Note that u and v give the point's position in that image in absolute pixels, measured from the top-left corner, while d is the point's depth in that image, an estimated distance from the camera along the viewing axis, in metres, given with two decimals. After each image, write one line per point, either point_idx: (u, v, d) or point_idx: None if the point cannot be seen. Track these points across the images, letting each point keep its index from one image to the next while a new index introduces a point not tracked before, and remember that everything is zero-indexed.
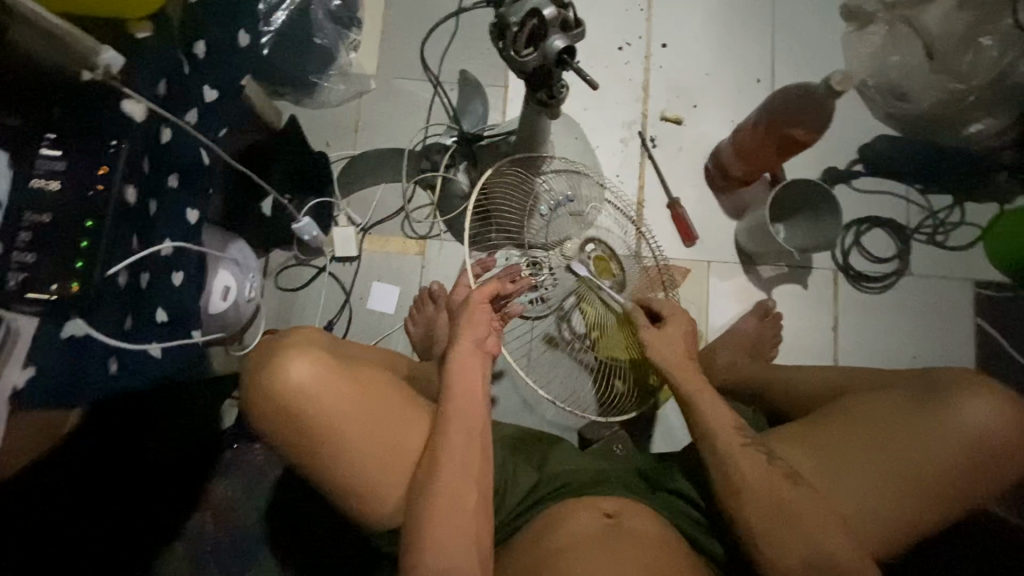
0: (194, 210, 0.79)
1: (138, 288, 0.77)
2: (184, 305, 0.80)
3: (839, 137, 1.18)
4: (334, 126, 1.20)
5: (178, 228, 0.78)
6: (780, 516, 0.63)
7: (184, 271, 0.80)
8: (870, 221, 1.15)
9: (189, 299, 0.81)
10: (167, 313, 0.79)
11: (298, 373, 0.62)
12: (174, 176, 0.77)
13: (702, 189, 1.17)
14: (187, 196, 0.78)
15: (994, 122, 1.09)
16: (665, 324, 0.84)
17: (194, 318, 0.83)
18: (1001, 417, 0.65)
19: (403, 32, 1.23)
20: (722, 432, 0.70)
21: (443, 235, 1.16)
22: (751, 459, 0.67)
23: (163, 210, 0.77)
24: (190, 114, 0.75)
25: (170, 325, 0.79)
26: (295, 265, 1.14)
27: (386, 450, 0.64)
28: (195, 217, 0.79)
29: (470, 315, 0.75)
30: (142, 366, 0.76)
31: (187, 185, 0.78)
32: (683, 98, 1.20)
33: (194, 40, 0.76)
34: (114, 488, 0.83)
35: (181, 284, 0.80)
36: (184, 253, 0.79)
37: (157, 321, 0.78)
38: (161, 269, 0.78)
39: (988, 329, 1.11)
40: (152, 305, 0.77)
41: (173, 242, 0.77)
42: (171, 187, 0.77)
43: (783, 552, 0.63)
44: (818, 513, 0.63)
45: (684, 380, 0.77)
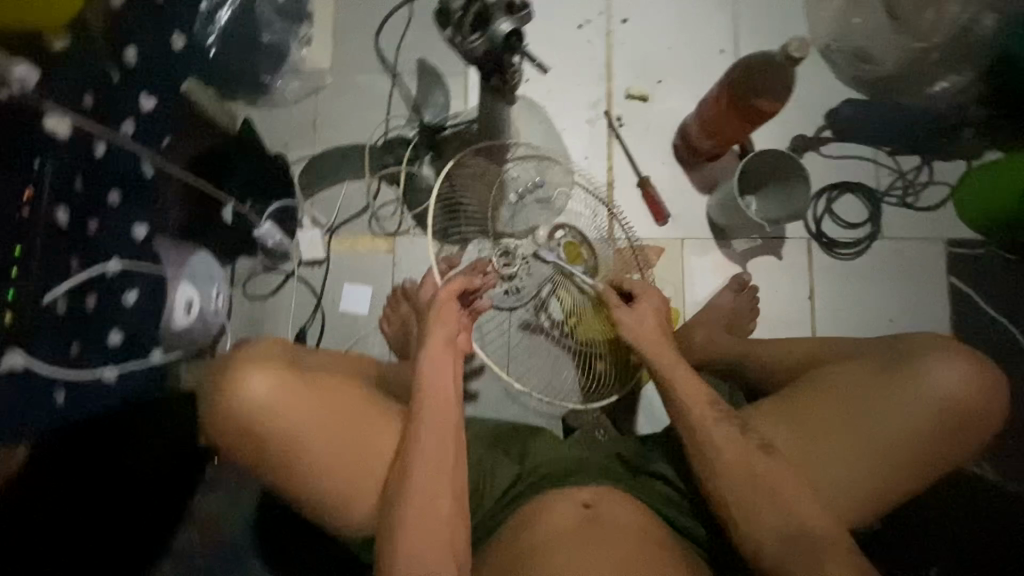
0: (141, 225, 0.82)
1: (85, 312, 0.75)
2: (135, 325, 0.82)
3: (805, 104, 1.17)
4: (294, 127, 1.16)
5: (122, 246, 0.79)
6: (751, 490, 0.65)
7: (137, 288, 0.82)
8: (842, 187, 1.14)
9: (144, 318, 0.83)
10: (120, 334, 0.80)
11: (256, 389, 0.61)
12: (114, 193, 0.77)
13: (672, 166, 1.16)
14: (133, 212, 0.80)
15: (958, 79, 1.10)
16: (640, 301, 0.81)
17: (146, 339, 0.84)
18: (965, 375, 0.65)
19: (357, 24, 1.19)
20: (691, 405, 0.70)
21: (412, 230, 1.13)
22: (720, 434, 0.68)
23: (107, 229, 0.78)
24: (126, 126, 0.77)
25: (123, 347, 0.81)
26: (262, 271, 1.11)
27: (357, 458, 0.63)
28: (142, 232, 0.82)
29: (438, 311, 0.73)
30: (93, 390, 0.77)
31: (132, 202, 0.80)
32: (647, 74, 1.18)
33: (122, 46, 0.77)
34: (90, 520, 0.79)
35: (133, 302, 0.81)
36: (131, 273, 0.81)
37: (110, 344, 0.79)
38: (108, 293, 0.78)
39: (961, 287, 1.11)
40: (99, 329, 0.77)
41: (119, 261, 0.78)
42: (112, 204, 0.77)
43: (758, 523, 0.64)
44: (789, 484, 0.64)
45: (657, 356, 0.75)
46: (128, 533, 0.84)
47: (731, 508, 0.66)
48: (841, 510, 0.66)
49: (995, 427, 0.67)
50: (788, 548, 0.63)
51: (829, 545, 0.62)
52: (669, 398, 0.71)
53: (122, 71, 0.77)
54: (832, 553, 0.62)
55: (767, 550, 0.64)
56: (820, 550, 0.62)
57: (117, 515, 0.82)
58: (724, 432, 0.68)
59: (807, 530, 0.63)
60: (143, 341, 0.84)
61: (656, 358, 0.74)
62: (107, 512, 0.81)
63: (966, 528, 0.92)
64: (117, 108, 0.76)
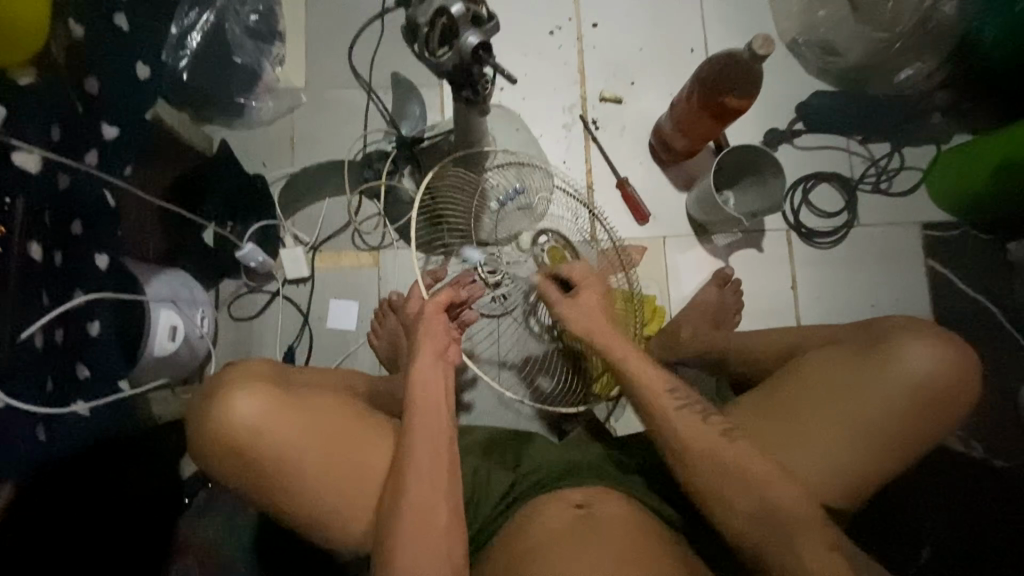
0: (103, 255, 0.79)
1: (57, 345, 0.73)
2: (108, 356, 0.80)
3: (777, 98, 1.19)
4: (271, 146, 1.16)
5: (87, 277, 0.76)
6: (732, 475, 0.65)
7: (100, 319, 0.79)
8: (816, 177, 1.16)
9: (111, 348, 0.80)
10: (89, 368, 0.78)
11: (245, 410, 0.61)
12: (48, 212, 0.71)
13: (650, 166, 1.17)
14: (97, 240, 0.78)
15: (922, 67, 1.12)
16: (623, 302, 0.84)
17: (121, 370, 0.82)
18: (939, 358, 0.66)
19: (329, 41, 1.19)
20: (668, 392, 0.72)
21: (396, 243, 1.13)
22: (692, 421, 0.69)
23: (73, 260, 0.75)
24: (90, 156, 0.75)
25: (92, 380, 0.78)
26: (247, 293, 1.10)
27: (349, 474, 0.63)
28: (105, 262, 0.79)
29: (427, 325, 0.73)
30: (72, 431, 0.74)
31: (94, 228, 0.77)
32: (620, 76, 1.20)
33: (84, 77, 0.74)
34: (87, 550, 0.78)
35: (99, 334, 0.78)
36: (96, 304, 0.79)
37: (79, 377, 0.77)
38: (77, 323, 0.76)
39: (939, 269, 1.13)
40: (73, 362, 0.76)
41: (86, 294, 0.76)
42: (76, 234, 0.75)
43: (731, 511, 0.65)
44: (770, 469, 0.65)
45: (608, 351, 0.76)
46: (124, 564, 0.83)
47: (705, 494, 0.66)
48: (821, 493, 0.67)
49: (970, 408, 0.68)
50: (763, 530, 0.63)
51: (804, 528, 0.62)
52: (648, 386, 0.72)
53: (85, 100, 0.74)
54: (805, 535, 0.62)
55: (744, 533, 0.64)
56: (793, 528, 0.62)
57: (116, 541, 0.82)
58: (689, 421, 0.69)
59: (777, 513, 0.63)
60: (116, 372, 0.81)
61: (621, 358, 0.75)
62: (111, 534, 0.82)
63: (955, 508, 0.94)
64: (80, 141, 0.73)
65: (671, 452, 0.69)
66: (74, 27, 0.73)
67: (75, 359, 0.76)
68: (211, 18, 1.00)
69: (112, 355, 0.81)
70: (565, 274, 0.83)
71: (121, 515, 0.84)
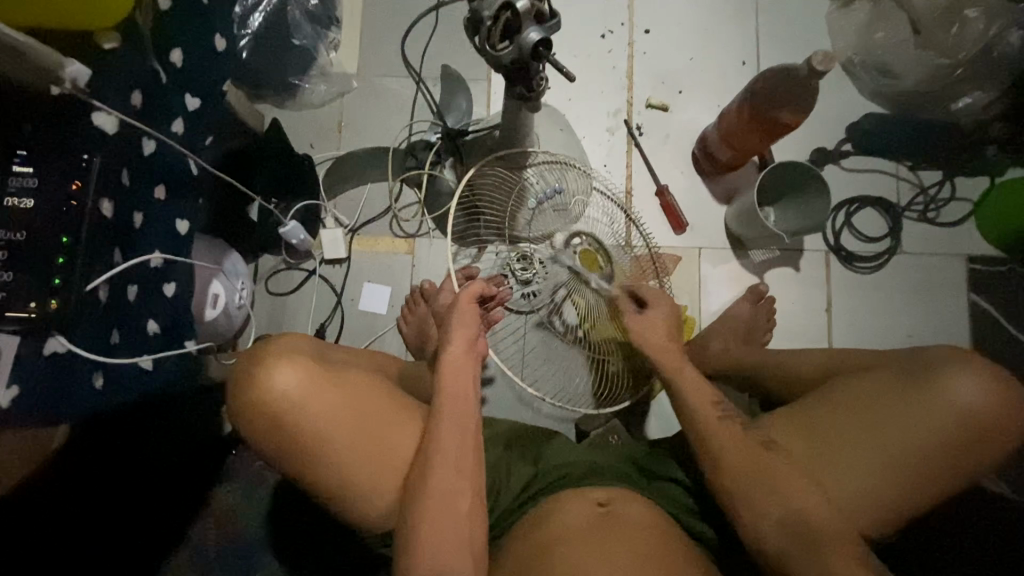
0: (181, 219, 0.87)
1: (126, 301, 0.77)
2: (174, 315, 0.87)
3: (826, 118, 1.17)
4: (318, 127, 1.19)
5: (165, 239, 0.83)
6: (756, 475, 0.66)
7: (174, 281, 0.86)
8: (860, 201, 1.14)
9: (179, 309, 0.87)
10: (156, 324, 0.83)
11: (285, 381, 0.63)
12: (125, 173, 0.74)
13: (691, 177, 1.16)
14: (174, 206, 0.85)
15: (982, 96, 1.09)
16: (647, 309, 0.84)
17: (185, 328, 0.89)
18: (989, 392, 0.65)
19: (383, 30, 1.21)
20: (714, 403, 0.74)
21: (432, 233, 1.15)
22: (721, 432, 0.70)
23: (148, 223, 0.80)
24: (175, 125, 0.82)
25: (162, 334, 0.85)
26: (284, 270, 1.14)
27: (380, 451, 0.65)
28: (182, 226, 0.87)
29: (460, 316, 0.75)
30: (133, 378, 0.79)
31: (172, 195, 0.85)
32: (668, 84, 1.19)
33: (168, 49, 0.77)
34: (112, 497, 0.82)
35: (173, 294, 0.86)
36: (173, 266, 0.85)
37: (148, 333, 0.82)
38: (151, 282, 0.82)
39: (982, 304, 1.10)
40: (143, 318, 0.81)
41: (161, 254, 0.81)
42: (156, 199, 0.81)
43: (755, 518, 0.65)
44: (800, 487, 0.65)
45: (663, 363, 0.79)
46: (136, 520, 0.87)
47: (728, 496, 0.67)
48: (858, 519, 0.66)
49: (1018, 444, 0.67)
50: (788, 544, 0.63)
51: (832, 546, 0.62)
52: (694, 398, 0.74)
53: (168, 70, 0.78)
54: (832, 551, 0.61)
55: (769, 544, 0.64)
56: (821, 544, 0.62)
57: (149, 494, 0.89)
58: (725, 430, 0.70)
59: (807, 530, 0.63)
60: (178, 331, 0.88)
61: (660, 362, 0.79)
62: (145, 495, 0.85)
63: (986, 551, 0.91)
64: (157, 109, 0.78)
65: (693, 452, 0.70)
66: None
67: (145, 316, 0.81)
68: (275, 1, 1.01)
69: (182, 315, 0.89)
70: (643, 294, 0.87)
71: (151, 468, 0.88)
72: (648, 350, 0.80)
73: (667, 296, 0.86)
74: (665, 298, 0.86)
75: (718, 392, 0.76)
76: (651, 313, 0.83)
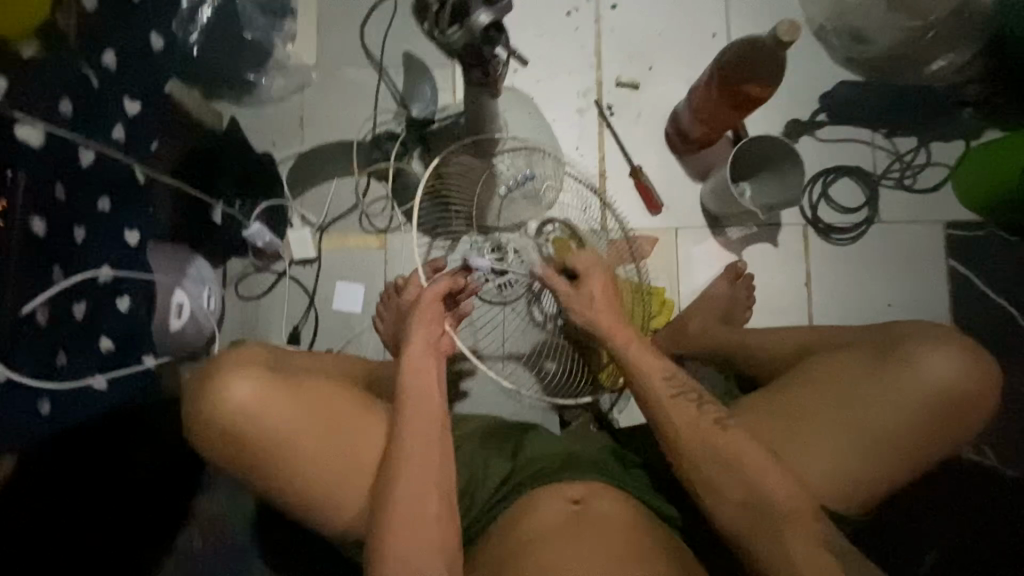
0: (132, 229, 0.86)
1: (77, 321, 0.76)
2: (129, 328, 0.85)
3: (800, 87, 1.15)
4: (279, 124, 1.14)
5: (120, 252, 0.83)
6: (727, 461, 0.65)
7: (129, 295, 0.85)
8: (837, 170, 1.12)
9: (134, 324, 0.86)
10: (111, 341, 0.82)
11: (236, 394, 0.62)
12: (60, 185, 0.71)
13: (664, 155, 1.14)
14: (125, 216, 0.84)
15: (957, 57, 1.08)
16: (580, 284, 0.80)
17: (140, 343, 0.88)
18: (960, 368, 0.65)
19: (341, 18, 1.17)
20: (666, 378, 0.72)
21: (403, 227, 1.12)
22: (682, 411, 0.69)
23: (94, 237, 0.78)
24: (116, 132, 0.80)
25: (117, 351, 0.83)
26: (254, 272, 1.10)
27: (343, 460, 0.63)
28: (134, 237, 0.86)
29: (420, 315, 0.73)
30: (87, 401, 0.78)
31: (124, 205, 0.84)
32: (638, 60, 1.16)
33: (100, 49, 0.76)
34: (90, 516, 0.80)
35: (127, 309, 0.85)
36: (123, 280, 0.84)
37: (103, 350, 0.81)
38: (104, 296, 0.81)
39: (961, 270, 1.09)
40: (96, 336, 0.79)
41: (112, 269, 0.81)
42: (102, 210, 0.80)
43: (721, 499, 0.65)
44: (771, 466, 0.64)
45: (611, 337, 0.76)
46: (126, 537, 0.85)
47: (695, 481, 0.66)
48: (835, 500, 0.65)
49: (986, 419, 0.67)
50: (761, 526, 0.63)
51: (795, 522, 0.62)
52: (649, 375, 0.72)
53: (100, 73, 0.76)
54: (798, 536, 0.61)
55: (736, 522, 0.64)
56: (784, 517, 0.62)
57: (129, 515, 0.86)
58: (680, 407, 0.69)
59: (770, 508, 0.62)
60: (134, 346, 0.87)
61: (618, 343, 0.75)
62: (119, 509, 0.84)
63: (956, 510, 0.94)
64: (97, 115, 0.76)
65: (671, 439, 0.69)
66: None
67: (99, 333, 0.80)
68: None
69: (134, 328, 0.86)
70: (571, 264, 0.81)
71: (126, 492, 0.85)
72: (597, 328, 0.77)
73: (599, 264, 0.81)
74: (595, 265, 0.80)
75: (678, 368, 0.74)
76: (585, 287, 0.79)
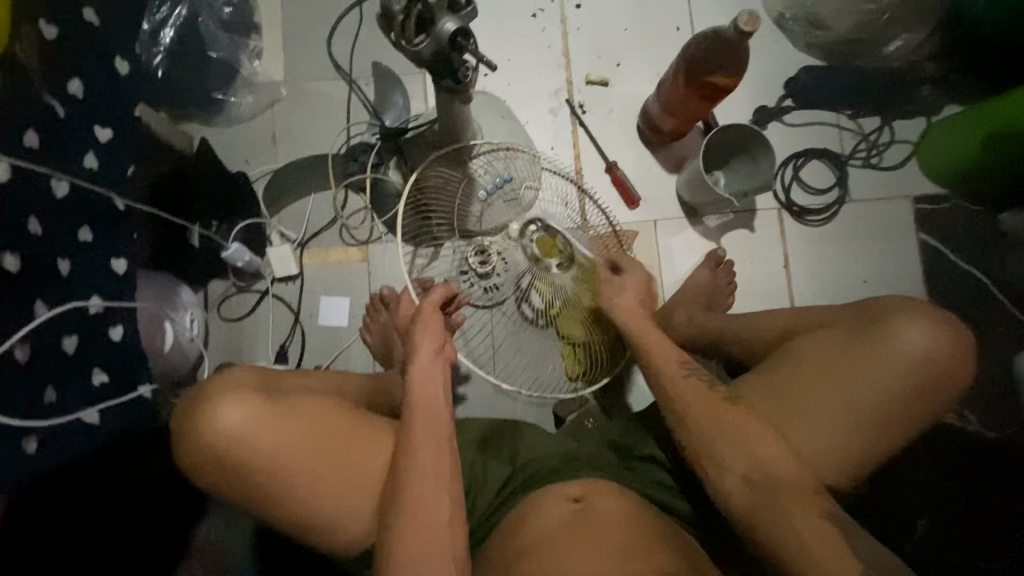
0: (119, 258, 0.83)
1: (70, 356, 0.75)
2: (126, 356, 0.83)
3: (765, 75, 1.17)
4: (251, 142, 1.13)
5: (103, 283, 0.80)
6: (722, 456, 0.66)
7: (122, 323, 0.83)
8: (808, 154, 1.15)
9: (127, 353, 0.84)
10: (105, 373, 0.80)
11: (231, 418, 0.62)
12: (33, 221, 0.70)
13: (638, 149, 1.15)
14: (108, 245, 0.81)
15: (911, 36, 1.14)
16: (626, 277, 0.87)
17: (138, 372, 0.86)
18: (936, 339, 0.67)
19: (307, 31, 1.16)
20: (681, 363, 0.75)
21: (384, 237, 1.11)
22: (682, 405, 0.70)
23: (79, 268, 0.77)
24: (89, 160, 0.77)
25: (113, 383, 0.81)
26: (236, 293, 1.09)
27: (346, 474, 0.64)
28: (122, 265, 0.83)
29: (424, 324, 0.75)
30: (85, 433, 0.77)
31: (103, 235, 0.80)
32: (606, 58, 1.17)
33: (65, 79, 0.74)
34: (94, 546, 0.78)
35: (120, 338, 0.82)
36: (115, 310, 0.82)
37: (94, 384, 0.78)
38: (84, 329, 0.77)
39: (931, 243, 1.12)
40: (88, 368, 0.77)
41: (101, 299, 0.79)
42: (86, 241, 0.78)
43: (728, 491, 0.65)
44: (764, 447, 0.65)
45: (642, 335, 0.79)
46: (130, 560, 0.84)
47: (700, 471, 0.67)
48: (827, 475, 0.67)
49: (965, 387, 0.69)
50: (760, 515, 0.63)
51: (800, 500, 0.62)
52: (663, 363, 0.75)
53: (67, 103, 0.74)
54: (798, 516, 0.61)
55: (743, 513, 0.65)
56: (785, 494, 0.63)
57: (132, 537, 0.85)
58: (679, 395, 0.71)
59: (772, 489, 0.63)
60: (131, 375, 0.85)
61: (638, 337, 0.80)
62: (121, 536, 0.83)
63: (944, 478, 0.96)
64: (63, 146, 0.73)
65: (667, 430, 0.70)
66: (45, 27, 0.72)
67: (84, 367, 0.77)
68: (184, 12, 0.98)
69: (132, 357, 0.84)
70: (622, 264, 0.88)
71: (126, 523, 0.84)
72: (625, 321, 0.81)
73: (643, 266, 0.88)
74: (639, 265, 0.88)
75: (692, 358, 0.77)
76: (624, 279, 0.86)
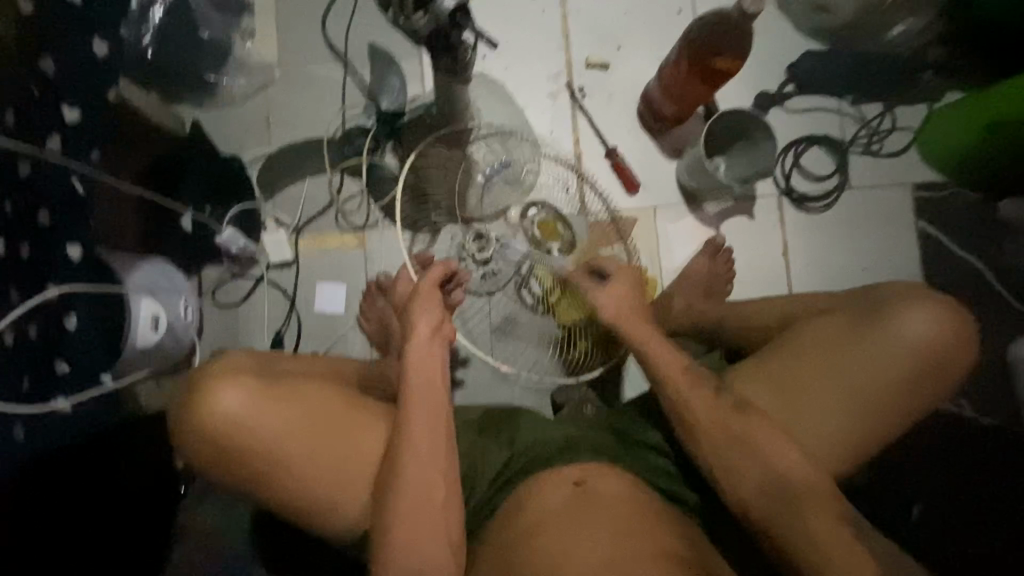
0: (75, 245, 0.78)
1: (31, 341, 0.71)
2: (88, 347, 0.80)
3: (767, 59, 1.16)
4: (245, 125, 1.11)
5: (61, 270, 0.76)
6: (725, 442, 0.67)
7: (77, 313, 0.78)
8: (807, 140, 1.14)
9: (89, 342, 0.80)
10: (68, 363, 0.77)
11: (227, 400, 0.61)
12: (8, 202, 0.68)
13: (638, 135, 1.14)
14: (65, 233, 0.77)
15: (915, 21, 1.11)
16: (612, 282, 0.84)
17: (102, 362, 0.82)
18: (936, 325, 0.67)
19: (301, 11, 1.13)
20: (683, 370, 0.73)
21: (381, 223, 1.09)
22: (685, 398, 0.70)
23: (44, 251, 0.74)
24: (52, 141, 0.74)
25: (75, 373, 0.78)
26: (230, 279, 1.08)
27: (344, 457, 0.63)
28: (78, 253, 0.79)
29: (420, 302, 0.73)
30: (54, 425, 0.74)
31: (62, 219, 0.76)
32: (606, 41, 1.15)
33: (40, 56, 0.72)
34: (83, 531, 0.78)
35: (75, 329, 0.78)
36: (74, 296, 0.78)
37: (60, 373, 0.76)
38: (52, 316, 0.74)
39: (931, 230, 1.12)
40: (51, 357, 0.74)
41: (60, 286, 0.75)
42: (44, 225, 0.74)
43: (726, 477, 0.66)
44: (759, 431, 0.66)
45: (631, 330, 0.79)
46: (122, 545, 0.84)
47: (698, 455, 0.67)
48: (826, 463, 0.68)
49: (966, 373, 0.69)
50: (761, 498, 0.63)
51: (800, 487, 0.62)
52: (665, 364, 0.74)
53: (41, 82, 0.72)
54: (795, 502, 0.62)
55: (741, 494, 0.65)
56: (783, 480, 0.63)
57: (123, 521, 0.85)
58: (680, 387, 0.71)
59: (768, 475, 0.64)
60: (93, 367, 0.81)
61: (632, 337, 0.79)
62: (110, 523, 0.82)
63: (942, 465, 0.97)
64: (43, 126, 0.72)
65: None
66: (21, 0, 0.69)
67: (54, 355, 0.75)
68: None
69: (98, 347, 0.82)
70: (608, 268, 0.86)
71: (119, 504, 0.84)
72: (620, 322, 0.80)
73: (630, 263, 0.86)
74: (631, 269, 0.86)
75: (693, 362, 0.75)
76: (618, 285, 0.83)
